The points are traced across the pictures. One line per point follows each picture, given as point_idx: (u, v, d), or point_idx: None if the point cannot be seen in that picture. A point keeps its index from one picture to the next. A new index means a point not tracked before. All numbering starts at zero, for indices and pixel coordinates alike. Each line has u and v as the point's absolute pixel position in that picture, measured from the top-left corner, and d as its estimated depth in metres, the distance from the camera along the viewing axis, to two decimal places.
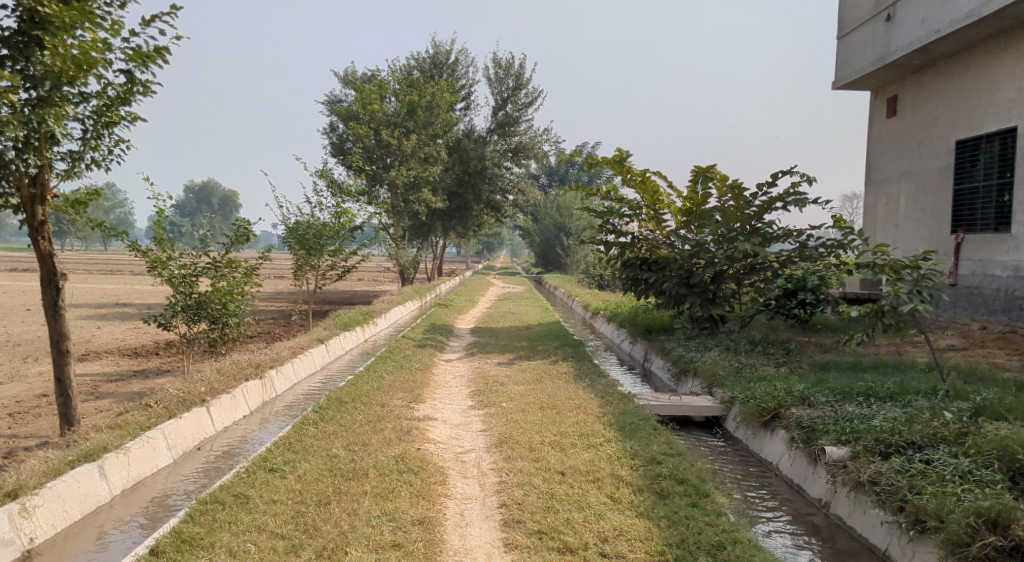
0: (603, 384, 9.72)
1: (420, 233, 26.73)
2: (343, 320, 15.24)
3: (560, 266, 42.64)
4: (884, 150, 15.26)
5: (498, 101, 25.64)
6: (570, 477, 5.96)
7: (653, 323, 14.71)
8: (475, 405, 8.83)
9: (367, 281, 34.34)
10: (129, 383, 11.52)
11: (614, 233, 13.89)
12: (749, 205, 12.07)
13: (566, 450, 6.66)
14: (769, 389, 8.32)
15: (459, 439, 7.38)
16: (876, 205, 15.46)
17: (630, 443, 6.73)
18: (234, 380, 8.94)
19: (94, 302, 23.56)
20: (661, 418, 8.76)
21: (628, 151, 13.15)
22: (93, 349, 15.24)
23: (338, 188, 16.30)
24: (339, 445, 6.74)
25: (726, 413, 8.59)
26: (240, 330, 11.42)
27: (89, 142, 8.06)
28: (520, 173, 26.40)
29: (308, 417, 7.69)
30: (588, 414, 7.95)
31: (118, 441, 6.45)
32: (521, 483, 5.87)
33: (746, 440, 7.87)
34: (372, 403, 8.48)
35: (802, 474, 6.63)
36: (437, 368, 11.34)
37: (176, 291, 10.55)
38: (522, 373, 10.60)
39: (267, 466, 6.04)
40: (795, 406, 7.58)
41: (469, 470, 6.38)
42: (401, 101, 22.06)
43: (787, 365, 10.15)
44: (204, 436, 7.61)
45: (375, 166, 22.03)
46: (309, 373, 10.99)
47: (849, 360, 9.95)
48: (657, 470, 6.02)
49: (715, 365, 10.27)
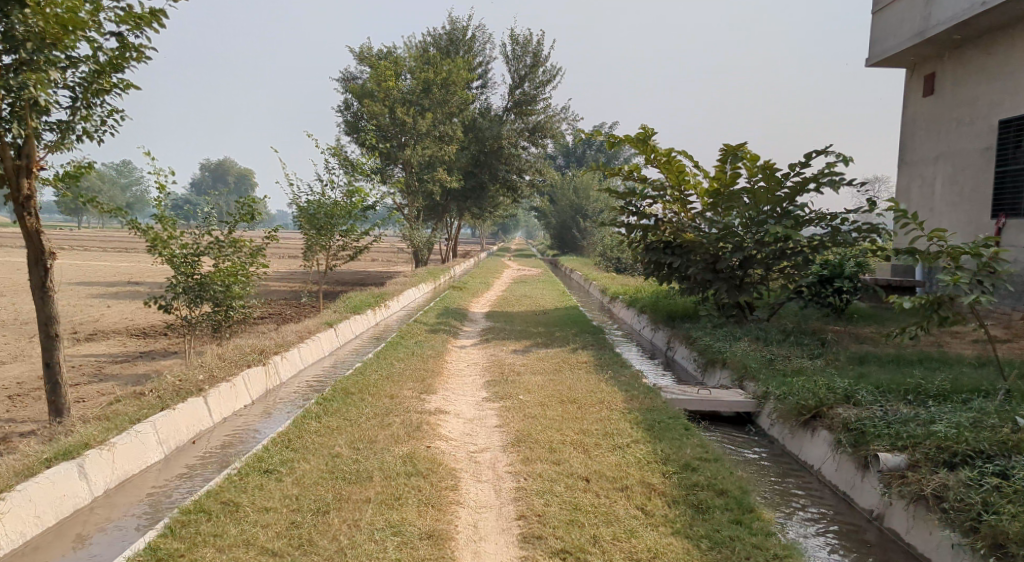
0: (627, 376, 9.12)
1: (435, 212, 26.41)
2: (354, 301, 14.69)
3: (575, 248, 41.88)
4: (919, 130, 14.42)
5: (515, 79, 24.87)
6: (596, 485, 5.38)
7: (675, 310, 14.06)
8: (491, 396, 8.27)
9: (381, 262, 33.80)
10: (134, 364, 11.05)
11: (636, 215, 13.22)
12: (780, 186, 11.35)
13: (591, 452, 6.09)
14: (809, 384, 7.68)
15: (473, 436, 6.82)
16: (909, 187, 14.65)
17: (661, 446, 6.13)
18: (235, 367, 8.41)
19: (106, 280, 23.18)
20: (689, 413, 8.15)
21: (653, 128, 12.44)
22: (99, 328, 14.81)
23: (351, 166, 15.68)
24: (342, 443, 6.19)
25: (760, 410, 7.97)
26: (246, 314, 10.89)
27: (79, 111, 7.50)
28: (537, 153, 25.65)
29: (310, 410, 7.14)
30: (612, 410, 7.36)
31: (103, 435, 5.93)
32: (542, 491, 5.30)
33: (783, 440, 7.28)
34: (381, 394, 7.94)
35: (850, 481, 6.04)
36: (451, 355, 10.78)
37: (177, 272, 9.98)
38: (541, 362, 10.01)
39: (262, 467, 5.50)
40: (838, 404, 6.97)
41: (483, 473, 5.81)
42: (416, 78, 21.38)
43: (823, 357, 9.51)
44: (200, 429, 7.09)
45: (389, 145, 21.45)
46: (316, 358, 10.47)
47: (891, 353, 9.30)
48: (692, 479, 5.42)
49: (746, 356, 9.64)
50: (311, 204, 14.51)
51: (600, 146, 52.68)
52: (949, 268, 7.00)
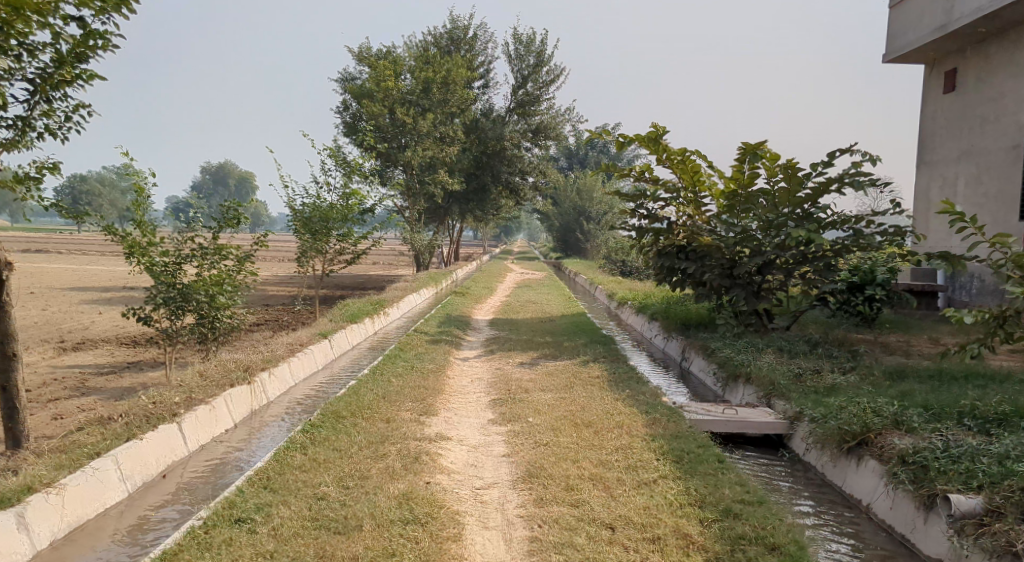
0: (646, 394, 8.32)
1: (437, 215, 25.60)
2: (351, 309, 13.91)
3: (579, 251, 41.06)
4: (940, 129, 13.62)
5: (517, 79, 24.09)
6: (621, 535, 4.65)
7: (690, 318, 13.24)
8: (497, 419, 7.49)
9: (382, 266, 33.01)
10: (119, 377, 10.25)
11: (646, 218, 12.40)
12: (802, 186, 10.57)
13: (613, 490, 5.32)
14: (851, 405, 6.90)
15: (478, 468, 6.05)
16: (929, 188, 13.86)
17: (693, 484, 5.34)
18: (216, 386, 7.62)
19: (101, 286, 22.36)
20: (714, 437, 7.37)
21: (664, 126, 11.70)
22: (87, 336, 14.08)
23: (348, 167, 14.90)
24: (329, 480, 5.41)
25: (793, 432, 7.19)
26: (235, 325, 10.04)
27: (39, 106, 6.74)
28: (540, 155, 24.89)
29: (294, 440, 6.35)
30: (633, 437, 6.58)
31: (51, 476, 5.18)
32: (560, 545, 4.57)
33: (822, 468, 6.53)
34: (376, 417, 7.16)
35: (910, 523, 5.30)
36: (453, 368, 10.01)
37: (156, 282, 9.18)
38: (551, 378, 9.20)
39: (232, 516, 4.75)
40: (888, 430, 6.19)
41: (490, 517, 5.04)
42: (416, 78, 20.66)
43: (857, 373, 8.73)
44: (172, 460, 6.30)
45: (388, 146, 20.70)
46: (308, 373, 9.67)
47: (932, 368, 8.54)
48: (735, 529, 4.66)
49: (772, 371, 8.84)
50: (307, 208, 13.75)
51: (603, 148, 51.92)
52: (1016, 278, 6.22)
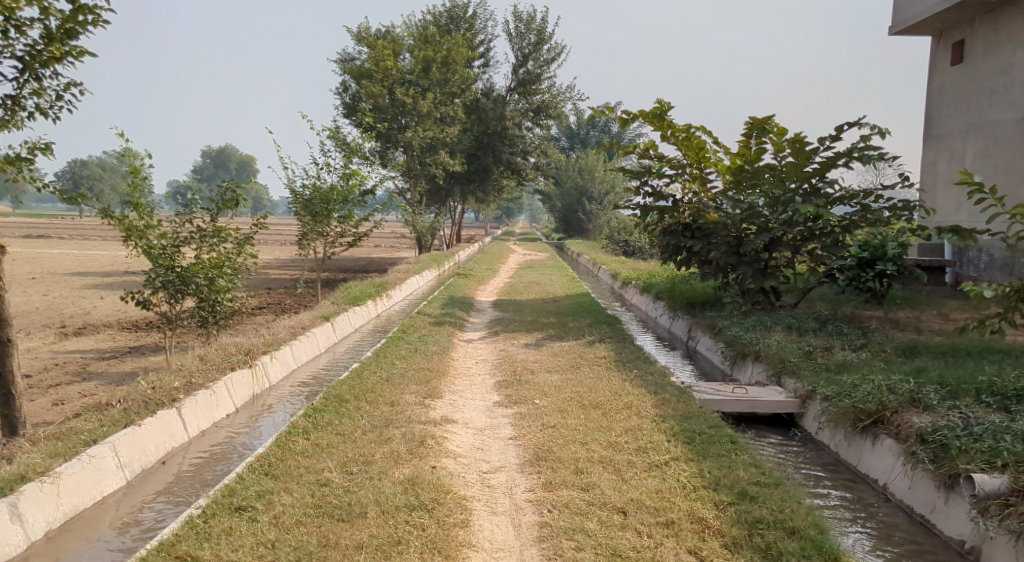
0: (655, 374, 8.16)
1: (438, 197, 25.35)
2: (353, 292, 13.72)
3: (581, 232, 40.79)
4: (947, 102, 13.36)
5: (518, 57, 23.70)
6: (634, 519, 4.51)
7: (696, 296, 13.07)
8: (503, 401, 7.35)
9: (384, 249, 32.78)
10: (120, 361, 10.10)
11: (651, 195, 12.19)
12: (810, 161, 10.34)
13: (624, 473, 5.18)
14: (866, 383, 6.74)
15: (485, 452, 5.91)
16: (936, 162, 13.61)
17: (707, 466, 5.20)
18: (217, 371, 7.48)
19: (102, 271, 22.19)
20: (724, 416, 7.22)
21: (669, 102, 11.46)
22: (89, 321, 13.94)
23: (348, 148, 14.67)
24: (332, 465, 5.27)
25: (805, 411, 7.04)
26: (235, 308, 9.89)
27: (29, 84, 6.54)
28: (542, 134, 24.61)
29: (296, 424, 6.21)
30: (643, 418, 6.43)
31: (45, 464, 5.04)
32: (571, 530, 4.43)
33: (836, 447, 6.39)
34: (380, 400, 7.02)
35: (930, 503, 5.18)
36: (457, 350, 9.86)
37: (155, 265, 9.00)
38: (558, 359, 9.04)
39: (232, 504, 4.61)
40: (904, 408, 6.03)
41: (499, 502, 4.90)
42: (415, 57, 20.36)
43: (868, 350, 8.57)
44: (172, 446, 6.17)
45: (388, 127, 20.43)
46: (310, 356, 9.53)
47: (946, 344, 8.38)
48: (753, 513, 4.51)
49: (782, 349, 8.68)
50: (307, 190, 13.55)
51: (604, 128, 51.42)
52: None
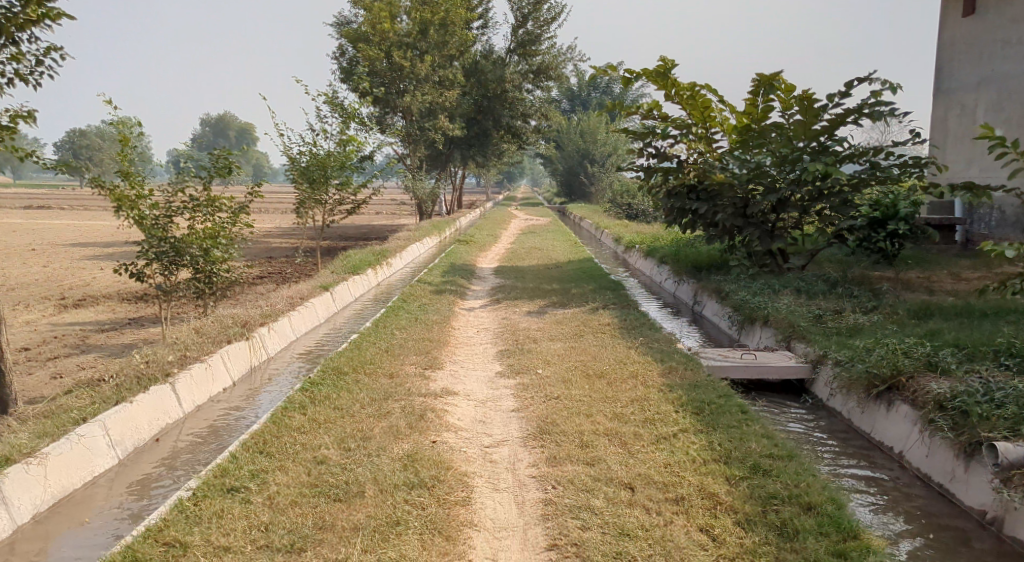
0: (661, 341, 7.96)
1: (438, 162, 24.99)
2: (352, 261, 13.49)
3: (584, 196, 40.35)
4: (958, 55, 12.91)
5: (517, 17, 23.08)
6: (642, 496, 4.33)
7: (701, 260, 12.82)
8: (505, 371, 7.17)
9: (385, 216, 32.46)
10: (119, 333, 9.93)
11: (655, 156, 11.88)
12: (818, 119, 10.02)
13: (631, 445, 5.00)
14: (880, 346, 6.52)
15: (487, 424, 5.74)
16: (946, 117, 13.22)
17: (717, 437, 5.02)
18: (213, 343, 7.29)
19: (102, 241, 21.97)
20: (733, 383, 7.03)
21: (673, 60, 11.11)
22: (88, 293, 13.76)
23: (344, 113, 14.33)
24: (329, 441, 5.09)
25: (816, 376, 6.85)
26: (233, 278, 9.68)
27: (6, 49, 6.26)
28: (542, 96, 24.12)
29: (293, 399, 6.02)
30: (649, 387, 6.24)
31: (31, 444, 4.87)
32: (576, 508, 4.26)
33: (848, 414, 6.20)
34: (379, 372, 6.84)
35: (949, 471, 5.02)
36: (458, 319, 9.66)
37: (148, 237, 8.75)
38: (562, 326, 8.84)
39: (224, 485, 4.44)
40: (920, 372, 5.82)
41: (501, 478, 4.73)
42: (412, 18, 19.84)
43: (879, 312, 8.35)
44: (166, 422, 6.00)
45: (386, 92, 20.02)
46: (309, 326, 9.35)
47: (960, 305, 8.15)
48: (766, 488, 4.34)
49: (791, 314, 8.46)
50: (303, 156, 13.23)
51: (605, 88, 50.58)
52: None
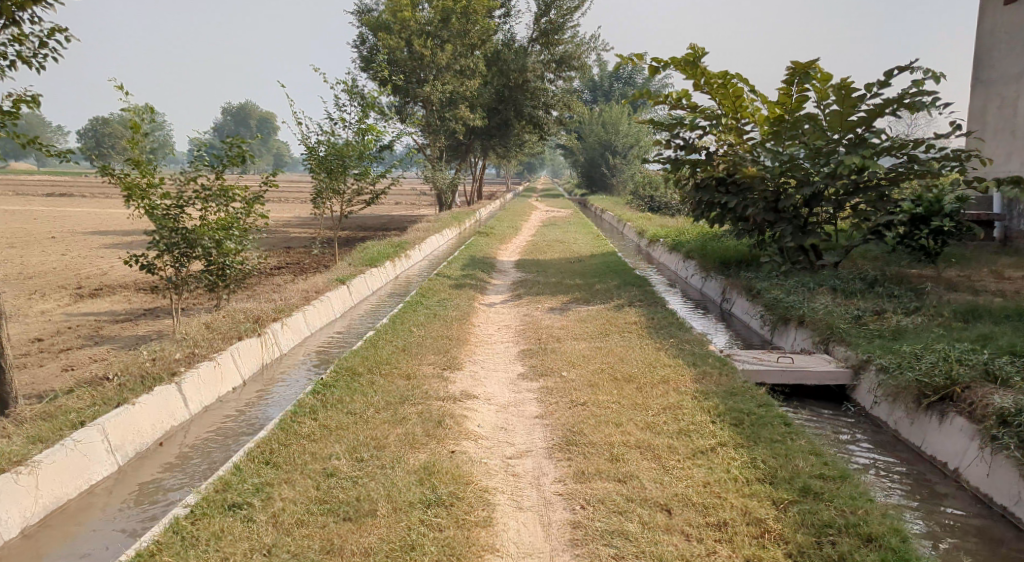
0: (693, 342, 7.54)
1: (459, 152, 24.57)
2: (370, 252, 13.16)
3: (606, 188, 39.79)
4: (1000, 43, 12.23)
5: (540, 5, 22.55)
6: (680, 520, 3.96)
7: (730, 255, 12.36)
8: (528, 373, 6.80)
9: (405, 206, 32.07)
10: (132, 325, 9.67)
11: (683, 148, 11.40)
12: (856, 109, 9.51)
13: (665, 460, 4.61)
14: (930, 353, 6.05)
15: (508, 432, 5.37)
16: (985, 109, 12.55)
17: (760, 454, 4.62)
18: (223, 340, 6.97)
19: (122, 229, 21.79)
20: (771, 388, 6.60)
21: (703, 48, 10.63)
22: (105, 282, 13.55)
23: (364, 101, 13.97)
24: (341, 451, 4.74)
25: (859, 383, 6.40)
26: (247, 271, 9.35)
27: (8, 30, 5.95)
28: (565, 86, 23.62)
29: (303, 402, 5.68)
30: (682, 394, 5.84)
31: (22, 452, 4.57)
32: (609, 533, 3.89)
33: (896, 425, 5.77)
34: (395, 373, 6.49)
35: (1014, 493, 4.61)
36: (479, 315, 9.30)
37: (157, 227, 8.33)
38: (588, 324, 8.44)
39: (225, 501, 4.11)
40: (978, 382, 5.37)
41: (524, 495, 4.36)
42: (434, 6, 19.43)
43: (923, 314, 7.87)
44: (171, 426, 5.67)
45: (407, 81, 19.64)
46: (324, 322, 9.03)
47: (1011, 307, 7.66)
48: (819, 515, 3.95)
49: (829, 314, 8.01)
50: (321, 146, 12.89)
51: (628, 78, 49.74)
52: None
